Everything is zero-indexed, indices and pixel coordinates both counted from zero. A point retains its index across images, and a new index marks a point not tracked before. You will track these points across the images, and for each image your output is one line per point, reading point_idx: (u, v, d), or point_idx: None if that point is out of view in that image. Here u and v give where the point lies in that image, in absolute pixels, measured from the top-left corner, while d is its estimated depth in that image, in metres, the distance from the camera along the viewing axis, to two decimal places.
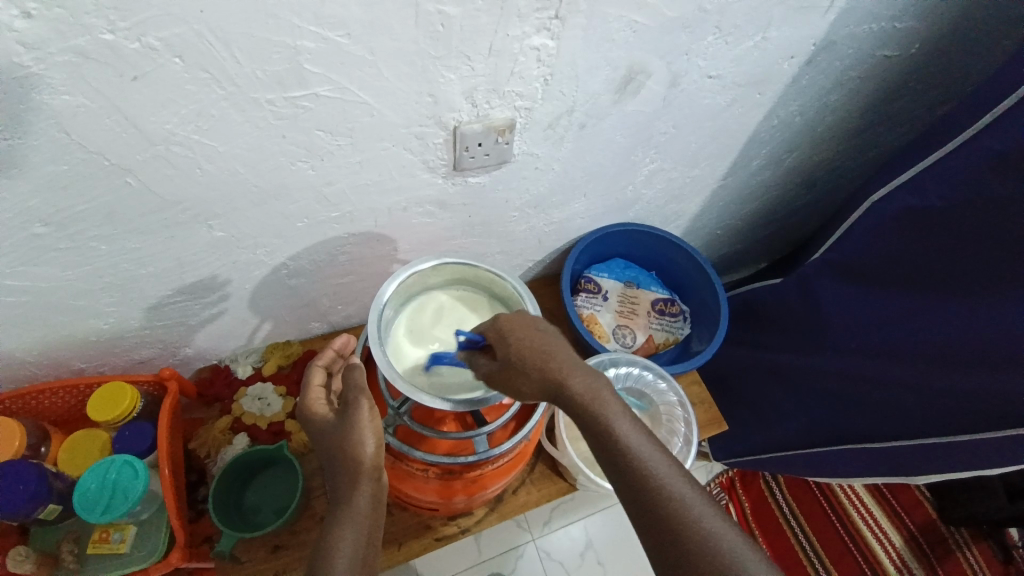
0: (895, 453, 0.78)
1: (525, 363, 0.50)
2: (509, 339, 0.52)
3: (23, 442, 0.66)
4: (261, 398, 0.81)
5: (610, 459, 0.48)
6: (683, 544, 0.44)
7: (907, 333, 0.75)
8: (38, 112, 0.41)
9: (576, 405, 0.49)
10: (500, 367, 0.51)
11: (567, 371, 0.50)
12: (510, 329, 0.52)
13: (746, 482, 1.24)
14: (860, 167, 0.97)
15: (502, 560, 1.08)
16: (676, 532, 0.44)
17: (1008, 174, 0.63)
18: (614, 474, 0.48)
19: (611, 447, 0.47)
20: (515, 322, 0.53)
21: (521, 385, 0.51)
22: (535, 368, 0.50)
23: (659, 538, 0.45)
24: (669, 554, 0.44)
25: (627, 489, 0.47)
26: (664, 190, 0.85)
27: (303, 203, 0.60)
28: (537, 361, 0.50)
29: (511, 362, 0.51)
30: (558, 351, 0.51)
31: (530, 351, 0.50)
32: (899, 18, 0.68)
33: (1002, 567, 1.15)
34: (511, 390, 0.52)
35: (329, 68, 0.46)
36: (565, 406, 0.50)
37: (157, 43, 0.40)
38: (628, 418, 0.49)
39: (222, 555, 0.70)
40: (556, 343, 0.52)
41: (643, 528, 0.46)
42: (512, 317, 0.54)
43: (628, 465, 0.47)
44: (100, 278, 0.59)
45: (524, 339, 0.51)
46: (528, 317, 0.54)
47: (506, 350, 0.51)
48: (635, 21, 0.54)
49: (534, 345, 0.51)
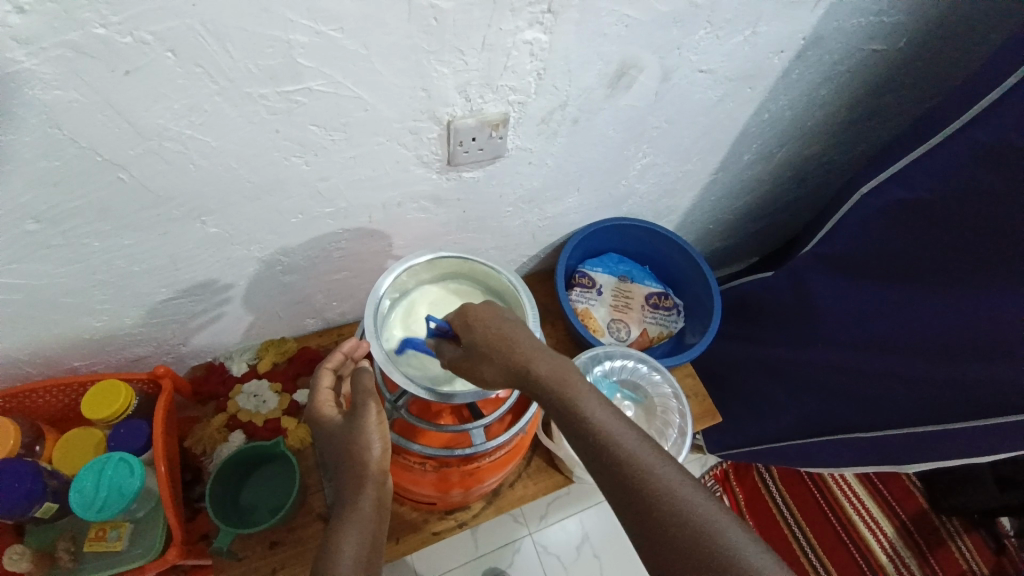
0: (886, 443, 0.79)
1: (490, 353, 0.50)
2: (475, 328, 0.52)
3: (18, 441, 0.66)
4: (257, 395, 0.81)
5: (584, 442, 0.47)
6: (662, 527, 0.43)
7: (898, 324, 0.75)
8: (30, 107, 0.41)
9: (549, 395, 0.49)
10: (464, 358, 0.52)
11: (531, 359, 0.50)
12: (473, 317, 0.53)
13: (740, 474, 1.25)
14: (849, 162, 0.98)
15: (499, 555, 1.09)
16: (650, 509, 0.44)
17: (998, 165, 0.64)
18: (590, 459, 0.47)
19: (584, 432, 0.47)
20: (481, 311, 0.53)
21: (488, 375, 0.51)
22: (501, 357, 0.50)
23: (633, 517, 0.44)
24: (649, 536, 0.44)
25: (601, 468, 0.46)
26: (656, 185, 0.85)
27: (296, 199, 0.59)
28: (504, 351, 0.50)
29: (477, 351, 0.51)
30: (522, 338, 0.51)
31: (495, 338, 0.51)
32: (889, 12, 0.68)
33: (995, 557, 1.16)
34: (474, 377, 0.52)
35: (324, 62, 0.46)
36: (539, 393, 0.49)
37: (150, 38, 0.40)
38: (600, 402, 0.49)
39: (220, 552, 0.68)
40: (523, 330, 0.52)
41: (618, 506, 0.46)
42: (477, 305, 0.54)
43: (603, 452, 0.46)
44: (93, 275, 0.59)
45: (491, 327, 0.51)
46: (495, 307, 0.54)
47: (472, 338, 0.52)
48: (627, 15, 0.54)
49: (497, 333, 0.51)
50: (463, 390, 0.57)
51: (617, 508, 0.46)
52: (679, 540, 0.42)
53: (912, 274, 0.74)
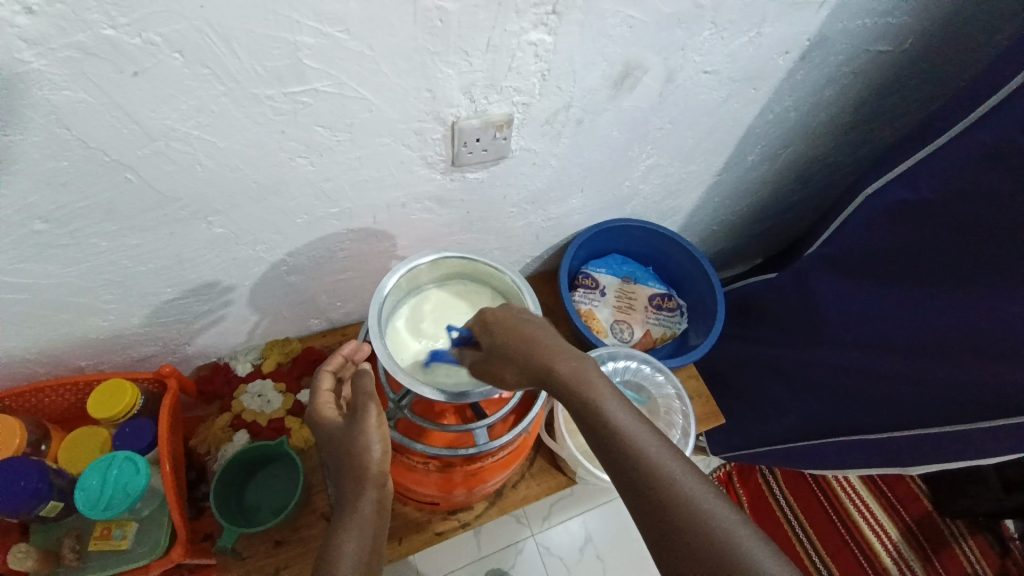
0: (890, 445, 0.78)
1: (510, 353, 0.52)
2: (493, 329, 0.54)
3: (23, 440, 0.67)
4: (261, 395, 0.81)
5: (601, 442, 0.47)
6: (678, 531, 0.43)
7: (902, 326, 0.75)
8: (38, 108, 0.41)
9: (567, 394, 0.49)
10: (487, 358, 0.54)
11: (549, 356, 0.50)
12: (492, 319, 0.55)
13: (744, 476, 1.25)
14: (854, 163, 0.98)
15: (502, 556, 1.09)
16: (665, 510, 0.44)
17: (1004, 166, 0.64)
18: (607, 459, 0.47)
19: (602, 432, 0.47)
20: (500, 313, 0.55)
21: (508, 375, 0.53)
22: (520, 356, 0.51)
23: (649, 518, 0.44)
24: (664, 538, 0.43)
25: (618, 468, 0.46)
26: (660, 185, 0.85)
27: (301, 199, 0.60)
28: (523, 351, 0.51)
29: (496, 352, 0.53)
30: (545, 338, 0.51)
31: (515, 339, 0.52)
32: (894, 13, 0.68)
33: (1000, 560, 1.15)
34: (495, 377, 0.54)
35: (329, 64, 0.46)
36: (558, 392, 0.50)
37: (158, 39, 0.40)
38: (619, 401, 0.48)
39: (224, 550, 0.69)
40: (545, 333, 0.52)
41: (634, 507, 0.46)
42: (495, 309, 0.56)
43: (620, 452, 0.46)
44: (100, 275, 0.59)
45: (512, 329, 0.53)
46: (514, 309, 0.56)
47: (492, 340, 0.53)
48: (631, 16, 0.54)
49: (517, 334, 0.52)
50: (476, 388, 0.57)
51: (633, 509, 0.46)
52: (693, 543, 0.42)
53: (917, 275, 0.74)
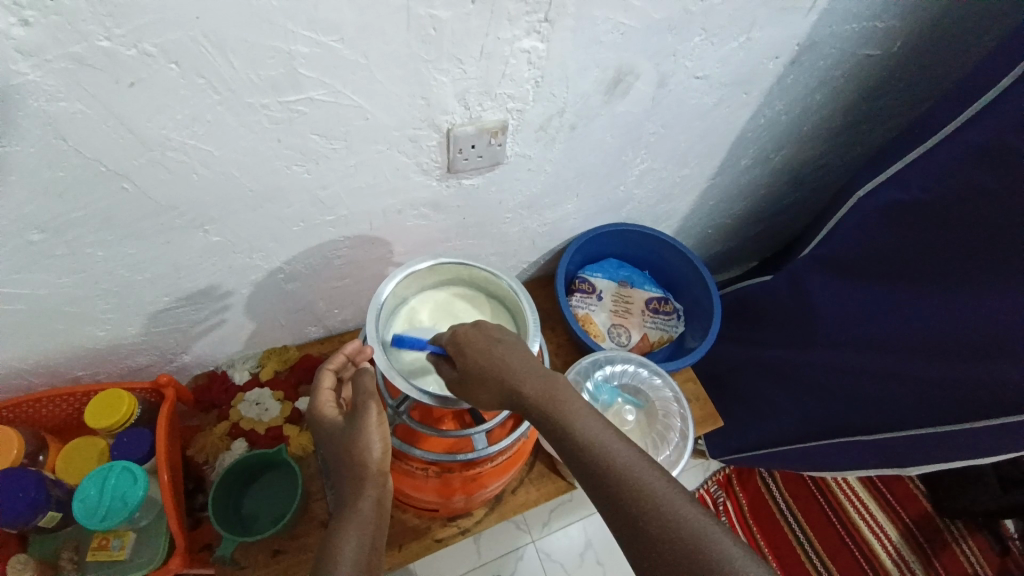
0: (886, 446, 0.78)
1: (483, 375, 0.51)
2: (466, 351, 0.53)
3: (22, 450, 0.66)
4: (259, 403, 0.81)
5: (573, 455, 0.48)
6: (655, 538, 0.43)
7: (898, 325, 0.76)
8: (35, 118, 0.42)
9: (540, 413, 0.49)
10: (461, 381, 0.53)
11: (521, 377, 0.50)
12: (463, 340, 0.54)
13: (743, 479, 1.25)
14: (846, 165, 0.99)
15: (502, 563, 1.08)
16: (639, 519, 0.44)
17: (994, 166, 0.64)
18: (580, 472, 0.47)
19: (573, 445, 0.48)
20: (472, 334, 0.54)
21: (483, 398, 0.52)
22: (491, 380, 0.51)
23: (625, 526, 0.45)
24: (641, 545, 0.44)
25: (591, 480, 0.47)
26: (654, 189, 0.86)
27: (297, 207, 0.60)
28: (495, 373, 0.51)
29: (470, 375, 0.52)
30: (517, 359, 0.51)
31: (486, 362, 0.51)
32: (882, 17, 0.69)
33: (999, 560, 1.15)
34: (471, 399, 0.53)
35: (324, 72, 0.47)
36: (530, 413, 0.50)
37: (154, 49, 0.41)
38: (591, 415, 0.49)
39: (223, 560, 0.70)
40: (515, 353, 0.52)
41: (610, 518, 0.46)
42: (467, 330, 0.55)
43: (594, 465, 0.46)
44: (95, 285, 0.59)
45: (482, 351, 0.52)
46: (486, 328, 0.55)
47: (464, 364, 0.53)
48: (622, 22, 0.54)
49: (487, 358, 0.52)
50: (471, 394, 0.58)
51: (610, 519, 0.46)
52: (669, 548, 0.43)
53: (912, 276, 0.75)
